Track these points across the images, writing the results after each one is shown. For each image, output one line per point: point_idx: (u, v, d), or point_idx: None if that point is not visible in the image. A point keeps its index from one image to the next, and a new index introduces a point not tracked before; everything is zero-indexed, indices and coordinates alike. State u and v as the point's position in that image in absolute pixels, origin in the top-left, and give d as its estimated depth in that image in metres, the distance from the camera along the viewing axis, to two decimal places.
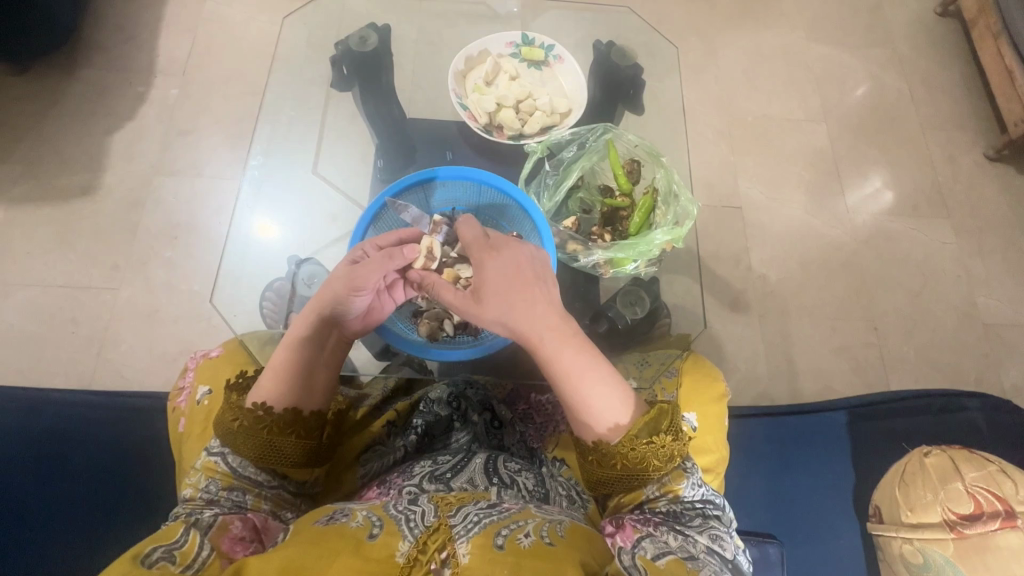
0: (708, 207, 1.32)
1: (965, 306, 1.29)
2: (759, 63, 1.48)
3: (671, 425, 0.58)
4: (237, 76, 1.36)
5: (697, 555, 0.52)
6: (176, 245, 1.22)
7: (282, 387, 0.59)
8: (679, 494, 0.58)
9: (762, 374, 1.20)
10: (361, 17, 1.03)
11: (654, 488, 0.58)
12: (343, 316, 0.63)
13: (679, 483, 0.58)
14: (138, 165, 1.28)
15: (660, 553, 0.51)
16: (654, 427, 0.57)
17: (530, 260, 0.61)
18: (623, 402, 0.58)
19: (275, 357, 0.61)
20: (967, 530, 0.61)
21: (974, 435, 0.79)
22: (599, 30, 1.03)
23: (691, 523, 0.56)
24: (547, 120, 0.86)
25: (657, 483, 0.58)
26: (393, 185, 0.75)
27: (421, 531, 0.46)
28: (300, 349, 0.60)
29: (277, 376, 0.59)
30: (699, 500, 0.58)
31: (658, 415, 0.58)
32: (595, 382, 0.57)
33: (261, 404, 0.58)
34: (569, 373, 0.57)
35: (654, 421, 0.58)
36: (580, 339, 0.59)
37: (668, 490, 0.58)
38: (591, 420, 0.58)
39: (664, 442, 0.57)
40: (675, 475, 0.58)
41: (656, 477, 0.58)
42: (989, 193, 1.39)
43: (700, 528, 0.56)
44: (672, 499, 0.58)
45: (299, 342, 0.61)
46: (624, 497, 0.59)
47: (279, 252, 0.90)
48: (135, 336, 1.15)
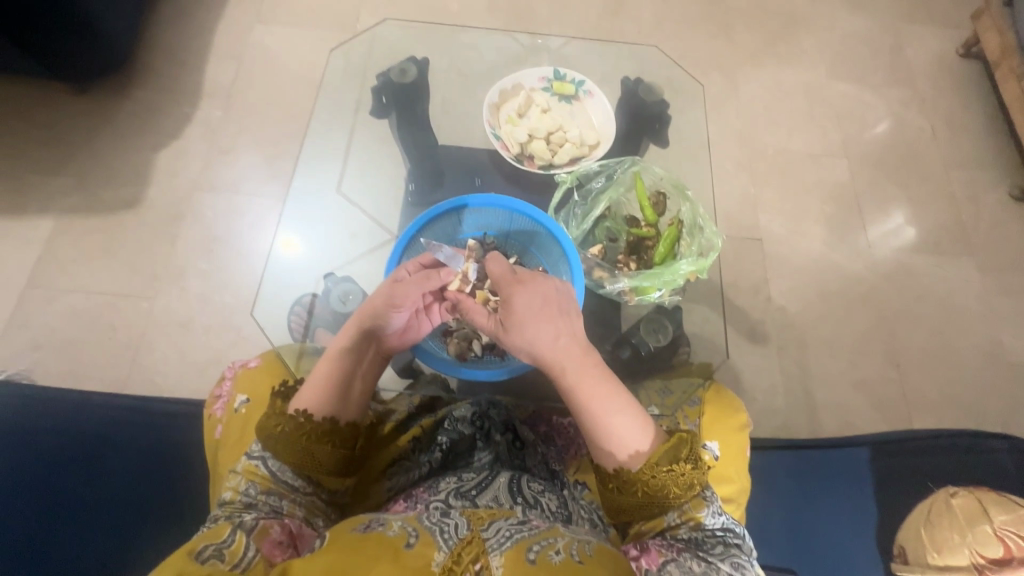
0: (728, 238, 1.34)
1: (991, 346, 1.27)
2: (781, 99, 1.51)
3: (691, 453, 0.58)
4: (278, 99, 1.43)
5: None
6: (212, 258, 1.27)
7: (321, 396, 0.61)
8: (700, 522, 0.58)
9: (781, 406, 1.20)
10: (400, 48, 1.09)
11: (675, 515, 0.59)
12: (381, 331, 0.67)
13: (699, 511, 0.58)
14: (181, 180, 1.34)
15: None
16: (676, 453, 0.58)
17: (558, 294, 0.64)
18: (644, 430, 0.59)
19: (317, 367, 0.64)
20: (995, 574, 0.60)
21: (1001, 477, 0.78)
22: (626, 66, 1.08)
23: (713, 551, 0.56)
24: (576, 152, 0.89)
25: (678, 510, 0.59)
26: (428, 211, 0.78)
27: (455, 542, 0.47)
28: (340, 361, 0.63)
29: (318, 385, 0.62)
30: (721, 528, 0.58)
31: (679, 443, 0.58)
32: (617, 411, 0.59)
33: (303, 411, 0.60)
34: (591, 397, 0.59)
35: (675, 448, 0.58)
36: (603, 369, 0.61)
37: (689, 517, 0.58)
38: (611, 446, 0.59)
39: (686, 469, 0.58)
40: (695, 503, 0.59)
41: (677, 504, 0.58)
42: (1014, 232, 1.39)
43: (722, 556, 0.55)
44: (694, 527, 0.58)
45: (340, 353, 0.64)
46: (646, 524, 0.60)
47: (315, 269, 0.94)
48: (168, 343, 1.19)
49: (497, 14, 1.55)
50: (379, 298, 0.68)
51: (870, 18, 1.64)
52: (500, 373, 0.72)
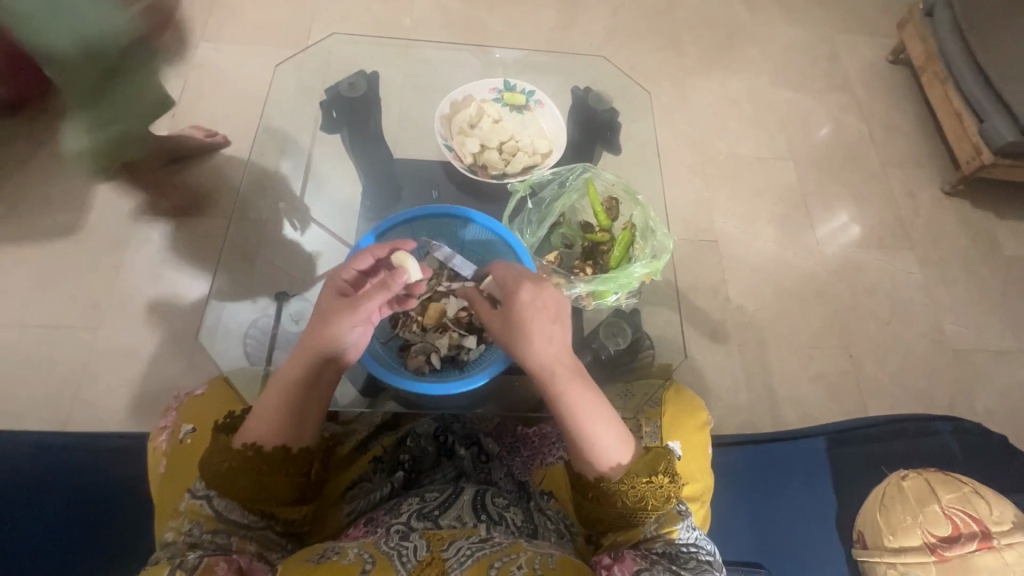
0: (685, 241, 1.37)
1: (934, 333, 1.34)
2: (728, 106, 1.57)
3: (668, 466, 0.59)
4: (228, 118, 1.40)
5: None
6: (159, 283, 1.22)
7: (274, 428, 0.60)
8: (675, 536, 0.58)
9: (744, 403, 1.22)
10: (352, 63, 1.08)
11: (652, 527, 0.59)
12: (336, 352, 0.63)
13: (674, 524, 0.59)
14: (125, 205, 1.29)
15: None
16: (653, 465, 0.59)
17: (558, 305, 0.61)
18: (625, 445, 0.59)
19: (267, 399, 0.61)
20: (946, 552, 0.62)
21: (947, 457, 0.82)
22: (576, 78, 1.10)
23: (687, 564, 0.55)
24: (529, 161, 0.89)
25: (654, 521, 0.59)
26: (381, 225, 0.77)
27: (413, 565, 0.47)
28: (293, 391, 0.61)
29: (270, 418, 0.60)
30: (695, 543, 0.58)
31: (655, 456, 0.59)
32: (601, 424, 0.59)
33: (251, 445, 0.58)
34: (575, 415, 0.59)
35: (653, 461, 0.59)
36: (587, 380, 0.61)
37: (666, 530, 0.59)
38: (594, 458, 0.59)
39: (664, 483, 0.58)
40: (671, 514, 0.60)
41: (654, 514, 0.59)
42: (948, 225, 1.47)
43: (696, 570, 0.55)
44: (669, 540, 0.58)
45: (292, 384, 0.61)
46: (622, 536, 0.60)
47: (266, 288, 0.91)
48: (114, 375, 1.13)
49: (451, 29, 1.56)
50: (330, 316, 0.62)
51: (806, 29, 1.73)
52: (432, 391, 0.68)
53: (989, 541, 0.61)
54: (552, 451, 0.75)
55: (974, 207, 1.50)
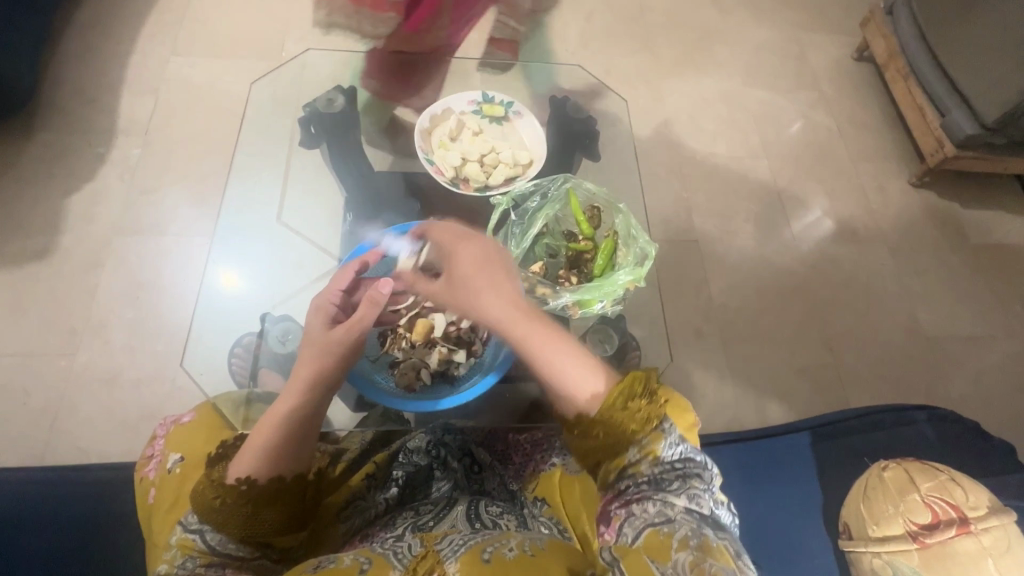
0: (666, 242, 1.40)
1: (908, 322, 1.38)
2: (703, 107, 1.60)
3: (645, 387, 0.55)
4: (202, 133, 1.38)
5: (673, 518, 0.49)
6: (138, 305, 1.19)
7: (268, 464, 0.58)
8: (658, 456, 0.53)
9: (730, 399, 1.25)
10: (329, 74, 1.08)
11: (634, 452, 0.54)
12: (329, 379, 0.62)
13: (657, 443, 0.53)
14: (98, 226, 1.26)
15: (636, 533, 0.49)
16: (629, 389, 0.55)
17: (497, 255, 0.66)
18: (591, 372, 0.56)
19: (260, 432, 0.60)
20: (928, 538, 0.64)
21: (923, 445, 0.85)
22: (551, 85, 1.10)
23: (669, 486, 0.51)
24: (510, 172, 0.91)
25: (636, 446, 0.54)
26: (367, 244, 0.78)
27: (410, 560, 0.50)
28: (292, 418, 0.60)
29: (262, 452, 0.58)
30: (679, 459, 0.53)
31: (631, 381, 0.55)
32: (564, 357, 0.57)
33: (244, 478, 0.57)
34: (543, 353, 0.58)
35: (629, 387, 0.55)
36: (547, 320, 0.61)
37: (648, 452, 0.53)
38: (567, 390, 0.57)
39: (637, 404, 0.54)
40: (654, 436, 0.53)
41: (635, 440, 0.54)
42: (918, 216, 1.52)
43: (679, 490, 0.51)
44: (653, 461, 0.53)
45: (285, 417, 0.59)
46: (608, 464, 0.55)
47: (252, 309, 0.90)
48: (94, 403, 1.10)
49: None
50: (321, 338, 0.64)
51: (775, 29, 1.77)
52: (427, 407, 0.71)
53: (967, 527, 0.63)
54: (545, 457, 0.75)
55: (941, 198, 1.55)
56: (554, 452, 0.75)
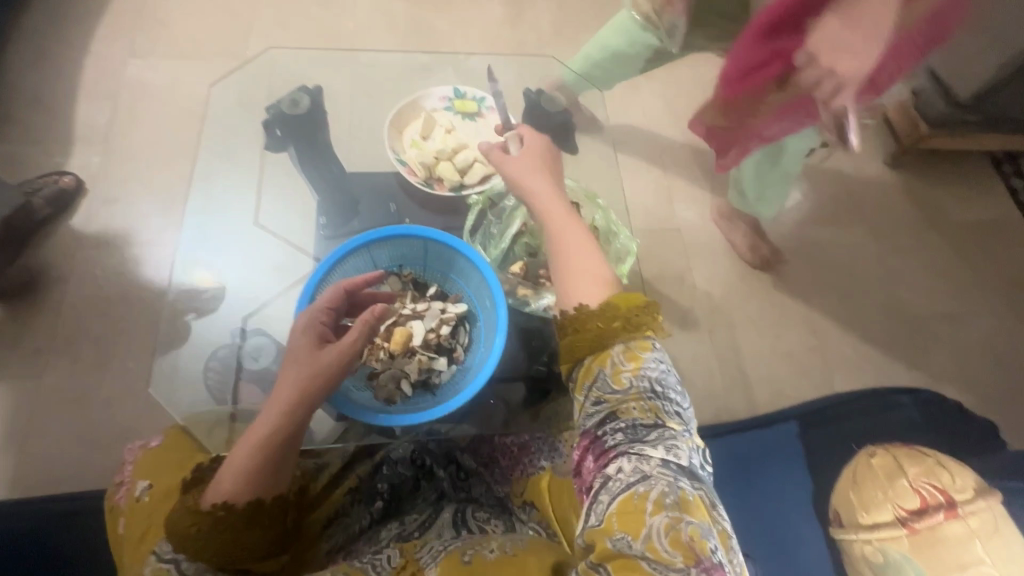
0: (649, 232, 1.39)
1: (889, 302, 1.39)
2: (681, 94, 1.59)
3: (635, 308, 0.59)
4: (165, 137, 1.32)
5: (650, 473, 0.50)
6: (108, 320, 1.14)
7: (248, 486, 0.56)
8: (639, 366, 0.56)
9: (718, 388, 1.25)
10: (295, 72, 1.04)
11: (619, 357, 0.58)
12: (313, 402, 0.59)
13: (644, 352, 0.57)
14: (60, 240, 1.20)
15: (612, 500, 0.50)
16: (622, 303, 0.59)
17: (553, 158, 0.77)
18: (598, 282, 0.63)
19: (237, 452, 0.57)
20: (917, 523, 0.64)
21: (909, 428, 0.85)
22: (526, 78, 1.08)
23: (646, 436, 0.53)
24: (485, 170, 0.89)
25: (621, 352, 0.58)
26: (336, 251, 0.71)
27: (389, 570, 0.55)
28: (268, 448, 0.57)
29: (237, 476, 0.56)
30: (658, 381, 0.56)
31: (624, 298, 0.59)
32: (585, 253, 0.66)
33: (222, 503, 0.55)
34: (567, 254, 0.66)
35: (620, 303, 0.59)
36: (576, 222, 0.69)
37: (631, 361, 0.57)
38: (578, 281, 0.63)
39: (634, 313, 0.59)
40: (642, 342, 0.58)
41: (622, 338, 0.58)
42: (896, 196, 1.53)
43: (656, 440, 0.53)
44: (635, 371, 0.56)
45: (265, 441, 0.57)
46: (591, 360, 0.59)
47: (221, 323, 0.87)
48: (65, 425, 1.06)
49: (398, 33, 1.52)
50: (304, 357, 0.60)
51: None
52: (406, 421, 0.65)
53: (955, 510, 0.63)
54: (533, 461, 0.75)
55: (919, 177, 1.56)
56: (542, 455, 0.75)
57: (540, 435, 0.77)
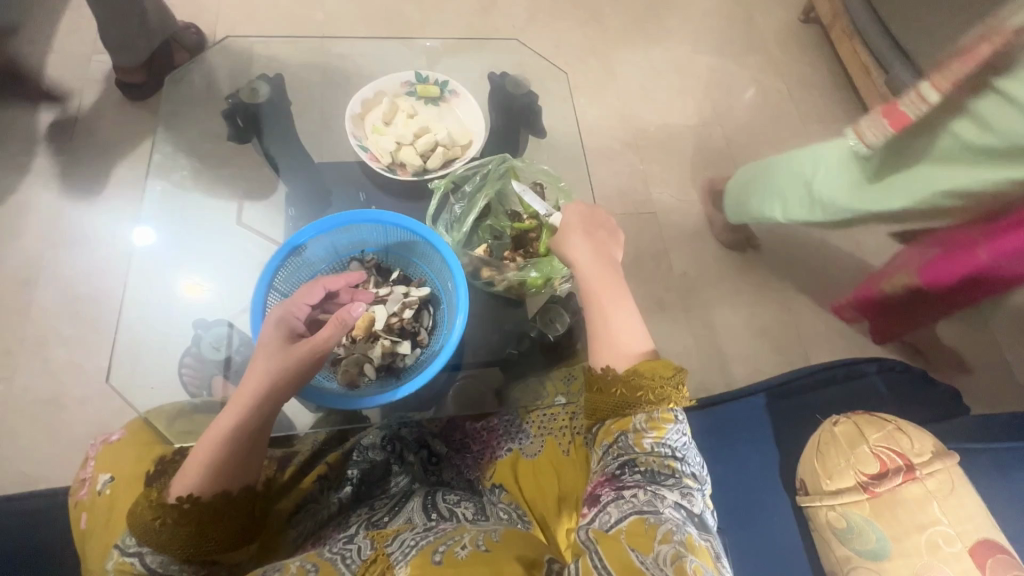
0: (625, 215, 1.39)
1: (862, 277, 1.41)
2: (655, 77, 1.58)
3: (668, 375, 0.60)
4: (132, 134, 1.30)
5: (661, 510, 0.52)
6: (78, 320, 1.13)
7: (212, 481, 0.56)
8: (662, 434, 0.57)
9: (695, 366, 1.26)
10: (258, 62, 1.03)
11: (642, 420, 0.59)
12: (278, 398, 0.59)
13: (666, 423, 0.58)
14: (24, 241, 1.18)
15: (621, 517, 0.51)
16: (659, 371, 0.60)
17: (603, 218, 0.75)
18: (630, 353, 0.63)
19: (201, 447, 0.57)
20: (877, 488, 0.65)
21: (875, 396, 0.87)
22: (493, 62, 1.07)
23: (663, 481, 0.55)
24: (448, 154, 0.88)
25: (646, 415, 0.59)
26: (296, 235, 0.70)
27: (360, 564, 0.51)
28: (231, 442, 0.56)
29: (197, 472, 0.56)
30: (680, 449, 0.57)
31: (655, 367, 0.60)
32: (619, 318, 0.66)
33: (187, 496, 0.55)
34: (600, 317, 0.66)
35: (650, 370, 0.60)
36: (618, 286, 0.69)
37: (654, 426, 0.58)
38: (612, 346, 0.64)
39: (661, 383, 0.59)
40: (665, 413, 0.59)
41: (645, 407, 0.59)
42: None
43: (672, 486, 0.55)
44: (657, 438, 0.57)
45: (228, 437, 0.56)
46: (613, 423, 0.60)
47: (184, 319, 0.86)
48: (37, 426, 1.05)
49: (368, 21, 1.50)
50: (273, 352, 0.60)
51: None
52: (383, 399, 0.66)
53: (913, 473, 0.65)
54: (501, 444, 0.75)
55: None
56: (508, 437, 0.75)
57: (508, 417, 0.78)
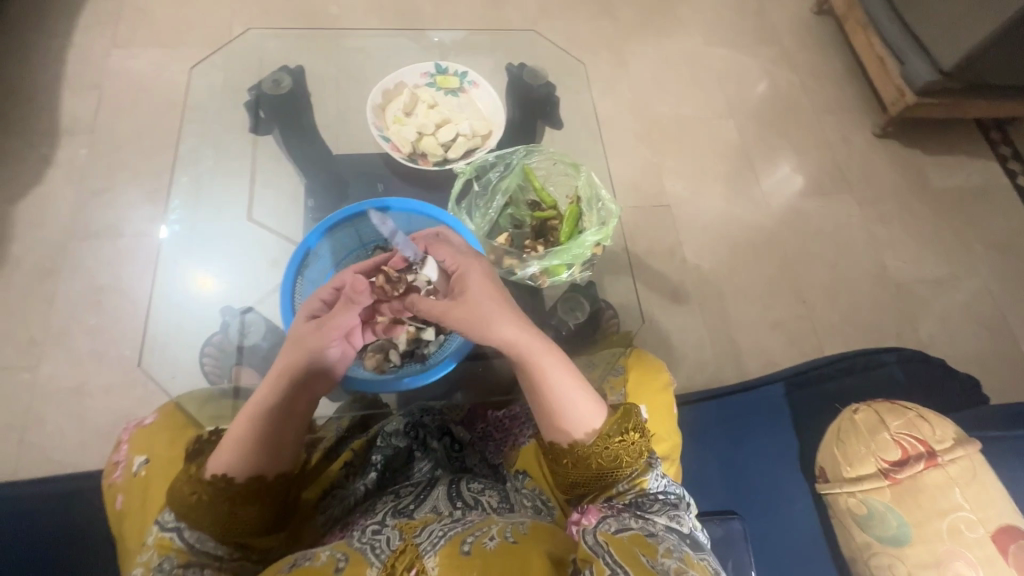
0: (638, 208, 1.39)
1: (877, 270, 1.40)
2: (668, 69, 1.58)
3: (637, 422, 0.61)
4: (150, 127, 1.31)
5: (656, 532, 0.53)
6: (100, 310, 1.15)
7: (247, 459, 0.57)
8: (645, 487, 0.60)
9: (709, 358, 1.26)
10: (277, 56, 1.04)
11: (623, 483, 0.61)
12: (314, 374, 0.60)
13: (645, 475, 0.61)
14: (48, 232, 1.20)
15: (622, 528, 0.53)
16: (625, 424, 0.61)
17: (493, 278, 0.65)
18: (597, 406, 0.61)
19: (236, 425, 0.58)
20: (898, 474, 0.66)
21: (893, 385, 0.87)
22: (509, 54, 1.07)
23: (652, 508, 0.57)
24: (469, 144, 0.89)
25: (626, 477, 0.61)
26: (321, 225, 0.76)
27: (388, 555, 0.52)
28: (264, 417, 0.58)
29: (233, 448, 0.57)
30: (664, 491, 0.60)
31: (625, 415, 0.61)
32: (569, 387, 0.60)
33: (222, 476, 0.56)
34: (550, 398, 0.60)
35: (622, 419, 0.61)
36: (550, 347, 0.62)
37: (636, 482, 0.60)
38: (567, 421, 0.60)
39: (636, 440, 0.61)
40: (643, 469, 0.61)
41: (623, 474, 0.61)
42: (882, 165, 1.54)
43: (661, 511, 0.57)
44: (639, 492, 0.60)
45: (263, 412, 0.58)
46: (601, 493, 0.62)
47: (216, 309, 0.88)
48: (62, 414, 1.07)
49: (379, 14, 1.51)
50: (305, 336, 0.61)
51: None
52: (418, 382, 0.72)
53: (935, 459, 0.65)
54: (523, 430, 0.77)
55: (905, 146, 1.56)
56: (529, 424, 0.77)
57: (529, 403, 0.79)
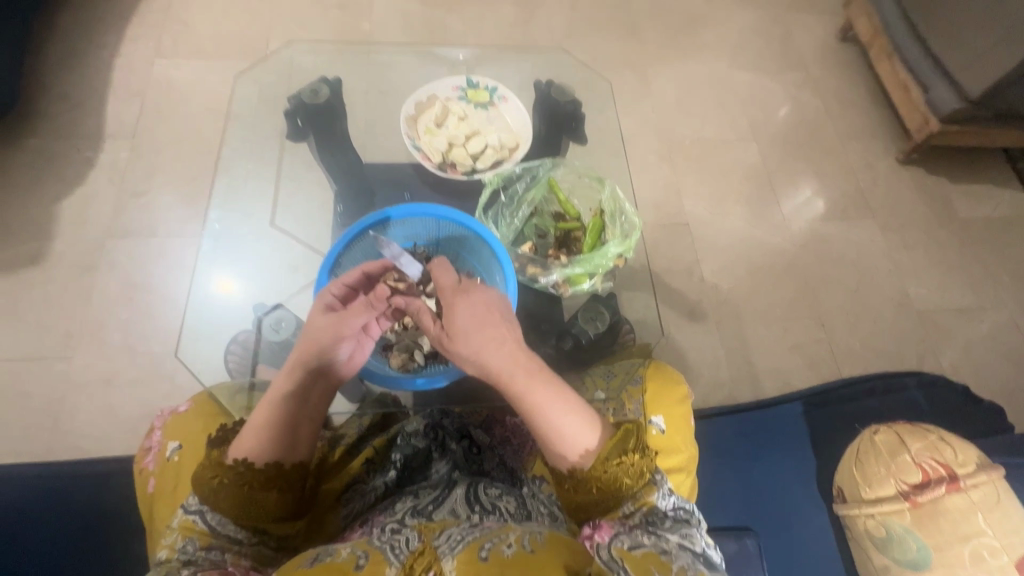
0: (658, 226, 1.41)
1: (899, 297, 1.39)
2: (690, 92, 1.60)
3: (638, 443, 0.60)
4: (189, 134, 1.37)
5: (669, 549, 0.54)
6: (133, 306, 1.19)
7: (266, 444, 0.59)
8: (653, 505, 0.60)
9: (726, 378, 1.26)
10: (315, 70, 1.09)
11: (630, 504, 0.60)
12: (328, 365, 0.63)
13: (651, 495, 0.61)
14: (89, 229, 1.25)
15: (635, 546, 0.54)
16: (624, 445, 0.60)
17: (499, 304, 0.64)
18: (593, 430, 0.60)
19: (259, 411, 0.61)
20: (918, 496, 0.66)
21: (914, 410, 0.87)
22: (537, 72, 1.11)
23: (664, 525, 0.58)
24: (497, 155, 0.92)
25: (632, 498, 0.60)
26: (352, 229, 0.78)
27: (406, 555, 0.50)
28: (283, 403, 0.60)
29: (256, 432, 0.60)
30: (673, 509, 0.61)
31: (625, 436, 0.60)
32: (563, 413, 0.59)
33: (242, 459, 0.59)
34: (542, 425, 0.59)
35: (622, 441, 0.60)
36: (546, 373, 0.61)
37: (642, 504, 0.60)
38: (563, 447, 0.59)
39: (634, 461, 0.59)
40: (648, 489, 0.61)
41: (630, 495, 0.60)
42: (905, 191, 1.53)
43: (672, 528, 0.58)
44: (646, 510, 0.60)
45: (283, 397, 0.61)
46: (602, 516, 0.61)
47: (244, 307, 0.91)
48: (92, 405, 1.10)
49: (411, 32, 1.56)
50: (320, 329, 0.63)
51: (759, 11, 1.78)
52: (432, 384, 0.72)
53: (957, 483, 0.64)
54: None
55: (929, 173, 1.56)
56: None
57: None
